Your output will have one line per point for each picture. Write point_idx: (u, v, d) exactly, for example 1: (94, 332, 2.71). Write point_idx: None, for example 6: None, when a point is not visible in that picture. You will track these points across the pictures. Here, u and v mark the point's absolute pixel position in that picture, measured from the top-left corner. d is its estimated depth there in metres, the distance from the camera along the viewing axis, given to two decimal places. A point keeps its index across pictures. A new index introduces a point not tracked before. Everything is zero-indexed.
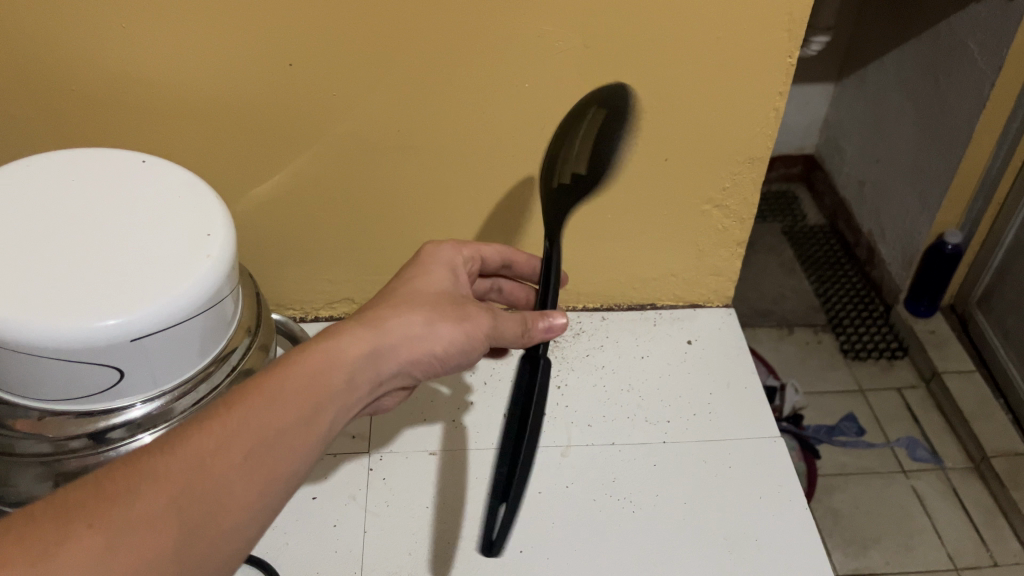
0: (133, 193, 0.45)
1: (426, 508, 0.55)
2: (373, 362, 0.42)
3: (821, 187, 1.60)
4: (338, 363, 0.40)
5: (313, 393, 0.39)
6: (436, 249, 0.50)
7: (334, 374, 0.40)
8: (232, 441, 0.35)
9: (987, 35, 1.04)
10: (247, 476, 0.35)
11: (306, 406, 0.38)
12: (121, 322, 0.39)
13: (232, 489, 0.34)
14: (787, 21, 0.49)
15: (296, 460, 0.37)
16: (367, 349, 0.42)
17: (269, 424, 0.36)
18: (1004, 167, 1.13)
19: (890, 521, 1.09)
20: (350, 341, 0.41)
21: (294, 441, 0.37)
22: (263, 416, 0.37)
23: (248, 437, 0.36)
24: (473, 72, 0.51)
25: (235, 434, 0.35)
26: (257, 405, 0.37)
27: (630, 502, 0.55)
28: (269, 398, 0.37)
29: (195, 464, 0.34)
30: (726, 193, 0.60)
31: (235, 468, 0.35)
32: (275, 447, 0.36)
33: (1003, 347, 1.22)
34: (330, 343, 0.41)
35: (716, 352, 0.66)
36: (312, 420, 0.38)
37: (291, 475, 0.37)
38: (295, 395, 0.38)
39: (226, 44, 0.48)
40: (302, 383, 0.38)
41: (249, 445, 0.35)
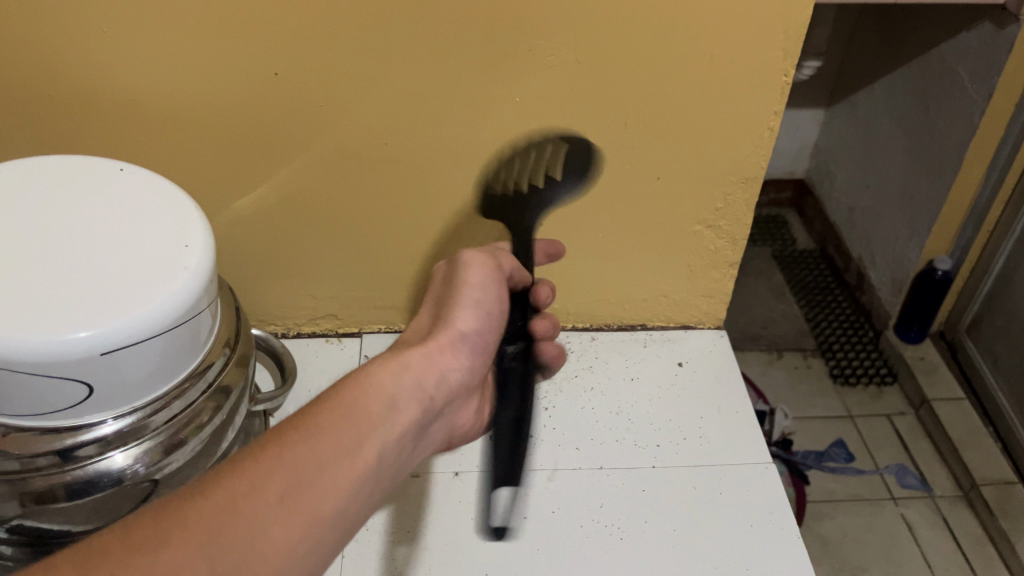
0: (108, 202, 0.44)
1: (407, 533, 0.53)
2: (406, 379, 0.43)
3: (812, 212, 1.60)
4: (369, 390, 0.41)
5: (352, 423, 0.39)
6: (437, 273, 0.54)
7: (369, 402, 0.40)
8: (267, 484, 0.35)
9: (976, 63, 1.04)
10: (286, 517, 0.34)
11: (347, 438, 0.38)
12: (91, 335, 0.38)
13: (269, 532, 0.34)
14: (782, 40, 0.49)
15: (340, 494, 0.37)
16: (395, 374, 0.43)
17: (307, 461, 0.36)
18: (994, 195, 1.13)
19: (878, 549, 1.08)
20: (378, 372, 0.42)
21: (335, 478, 0.37)
22: (308, 453, 0.37)
23: (287, 475, 0.35)
24: (463, 86, 0.50)
25: (270, 473, 0.35)
26: (294, 443, 0.37)
27: (618, 528, 0.53)
28: (303, 434, 0.37)
29: (223, 508, 0.33)
30: (718, 214, 0.59)
31: (270, 509, 0.34)
32: (315, 484, 0.36)
33: (993, 374, 1.21)
34: (360, 378, 0.41)
35: (707, 375, 0.65)
36: (354, 453, 0.38)
37: (336, 514, 0.36)
38: (335, 428, 0.38)
39: (209, 51, 0.47)
40: (336, 416, 0.39)
41: (285, 487, 0.35)
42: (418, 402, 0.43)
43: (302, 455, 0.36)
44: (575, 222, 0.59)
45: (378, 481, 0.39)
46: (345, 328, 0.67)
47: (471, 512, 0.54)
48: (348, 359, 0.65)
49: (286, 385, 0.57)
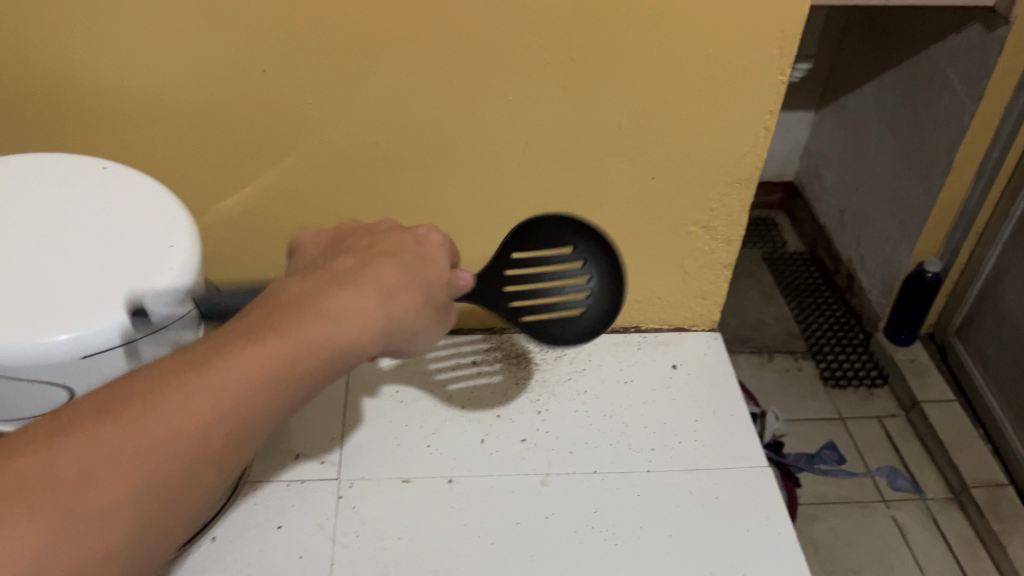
0: (90, 201, 0.43)
1: (397, 539, 0.52)
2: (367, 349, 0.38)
3: (802, 214, 1.60)
4: (339, 342, 0.36)
5: (307, 377, 0.35)
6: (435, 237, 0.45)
7: (335, 355, 0.36)
8: (217, 428, 0.32)
9: (967, 65, 1.04)
10: (215, 464, 0.33)
11: (298, 387, 0.35)
12: (70, 337, 0.37)
13: (196, 478, 0.32)
14: (778, 38, 0.48)
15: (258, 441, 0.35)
16: (372, 337, 0.38)
17: (256, 409, 0.33)
18: (983, 197, 1.13)
19: (870, 551, 1.07)
20: (361, 323, 0.37)
21: (266, 422, 0.34)
22: (251, 401, 0.33)
23: (232, 422, 0.33)
24: (454, 85, 0.49)
25: (224, 413, 0.32)
26: (253, 383, 0.33)
27: (612, 534, 0.52)
28: (265, 376, 0.34)
29: (165, 459, 0.31)
30: (713, 215, 0.58)
31: (207, 456, 0.32)
32: (251, 434, 0.34)
33: (983, 376, 1.21)
34: (340, 320, 0.37)
35: (702, 378, 0.64)
36: (290, 404, 0.35)
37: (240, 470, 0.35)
38: (292, 375, 0.35)
39: (193, 48, 0.46)
40: (303, 361, 0.35)
41: (229, 432, 0.33)
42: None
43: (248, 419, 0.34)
44: None
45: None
46: None
47: (464, 518, 0.53)
48: None
49: None
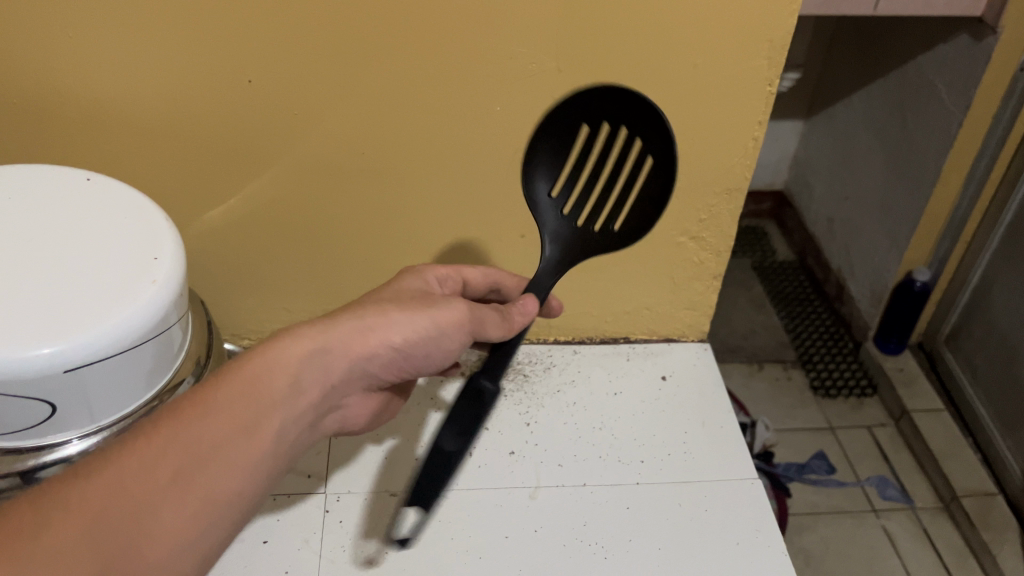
0: (75, 213, 0.42)
1: (385, 553, 0.51)
2: (318, 360, 0.39)
3: (791, 224, 1.60)
4: (277, 364, 0.38)
5: (249, 401, 0.37)
6: (406, 270, 0.49)
7: (274, 376, 0.38)
8: (160, 461, 0.34)
9: (954, 75, 1.04)
10: (175, 496, 0.33)
11: (245, 414, 0.36)
12: (53, 350, 0.36)
13: (157, 512, 0.33)
14: (767, 48, 0.48)
15: (232, 473, 0.35)
16: (310, 344, 0.39)
17: (202, 439, 0.35)
18: (971, 207, 1.13)
19: (860, 560, 1.07)
20: (296, 339, 0.39)
21: (229, 454, 0.35)
22: (200, 436, 0.35)
23: (178, 453, 0.34)
24: (442, 95, 0.49)
25: (165, 448, 0.34)
26: (193, 416, 0.35)
27: (601, 548, 0.52)
28: (201, 408, 0.36)
29: (115, 488, 0.33)
30: (702, 225, 0.58)
31: (160, 489, 0.33)
32: (207, 463, 0.35)
33: (971, 385, 1.21)
34: (276, 345, 0.38)
35: (691, 389, 0.64)
36: (250, 431, 0.36)
37: (231, 493, 0.35)
38: (234, 403, 0.36)
39: (179, 56, 0.46)
40: (239, 389, 0.37)
41: (178, 463, 0.34)
42: (321, 389, 0.40)
43: (195, 438, 0.35)
44: None
45: (276, 459, 0.38)
46: None
47: (452, 532, 0.53)
48: None
49: None
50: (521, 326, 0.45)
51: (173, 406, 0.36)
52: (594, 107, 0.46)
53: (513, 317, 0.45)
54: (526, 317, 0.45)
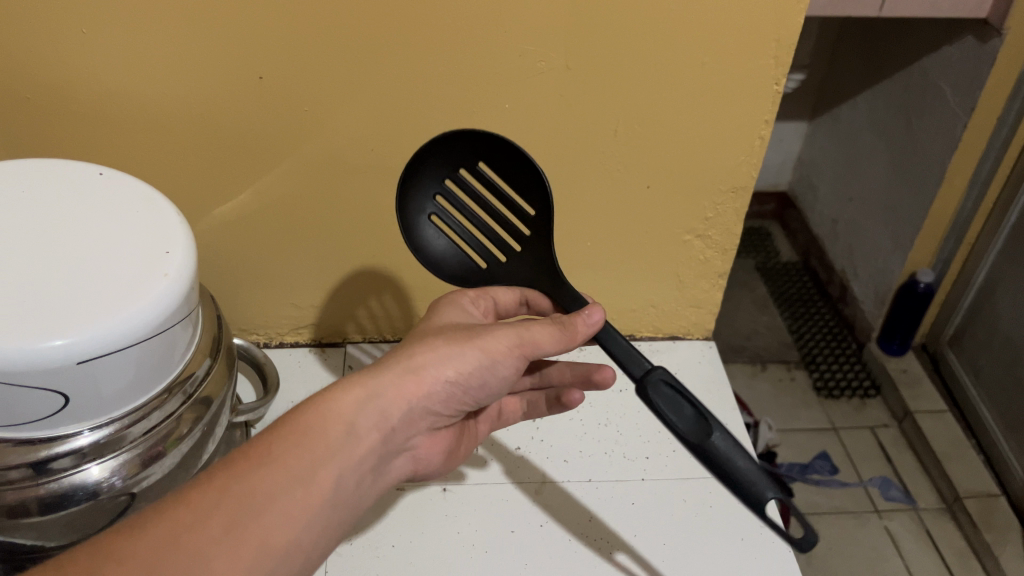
0: (88, 207, 0.43)
1: (391, 548, 0.51)
2: (372, 406, 0.39)
3: (795, 224, 1.61)
4: (328, 415, 0.38)
5: (305, 453, 0.36)
6: (438, 300, 0.47)
7: (327, 427, 0.37)
8: (211, 512, 0.33)
9: (959, 77, 1.05)
10: (230, 551, 0.32)
11: (301, 466, 0.36)
12: (65, 342, 0.36)
13: (213, 566, 0.31)
14: (774, 47, 0.48)
15: (294, 524, 0.35)
16: (358, 392, 0.39)
17: (256, 490, 0.34)
18: (976, 208, 1.13)
19: (862, 560, 1.07)
20: (343, 390, 0.39)
21: (287, 505, 0.35)
22: (252, 487, 0.34)
23: (230, 506, 0.33)
24: (451, 92, 0.49)
25: (217, 502, 0.33)
26: (244, 469, 0.35)
27: (607, 543, 0.52)
28: (255, 462, 0.35)
29: (167, 538, 0.31)
30: (708, 223, 0.59)
31: (215, 542, 0.32)
32: (261, 513, 0.34)
33: (975, 387, 1.21)
34: (324, 397, 0.38)
35: (696, 386, 0.64)
36: (309, 482, 0.36)
37: (289, 544, 0.34)
38: (289, 454, 0.36)
39: (190, 51, 0.46)
40: (291, 443, 0.36)
41: (231, 516, 0.33)
42: (379, 433, 0.40)
43: (250, 487, 0.34)
44: (565, 231, 0.58)
45: (336, 507, 0.37)
46: (328, 336, 0.66)
47: (458, 526, 0.53)
48: (331, 369, 0.64)
49: (268, 395, 0.56)
50: (583, 338, 0.44)
51: (227, 460, 0.35)
52: (453, 150, 0.47)
53: (575, 330, 0.44)
54: (589, 328, 0.44)
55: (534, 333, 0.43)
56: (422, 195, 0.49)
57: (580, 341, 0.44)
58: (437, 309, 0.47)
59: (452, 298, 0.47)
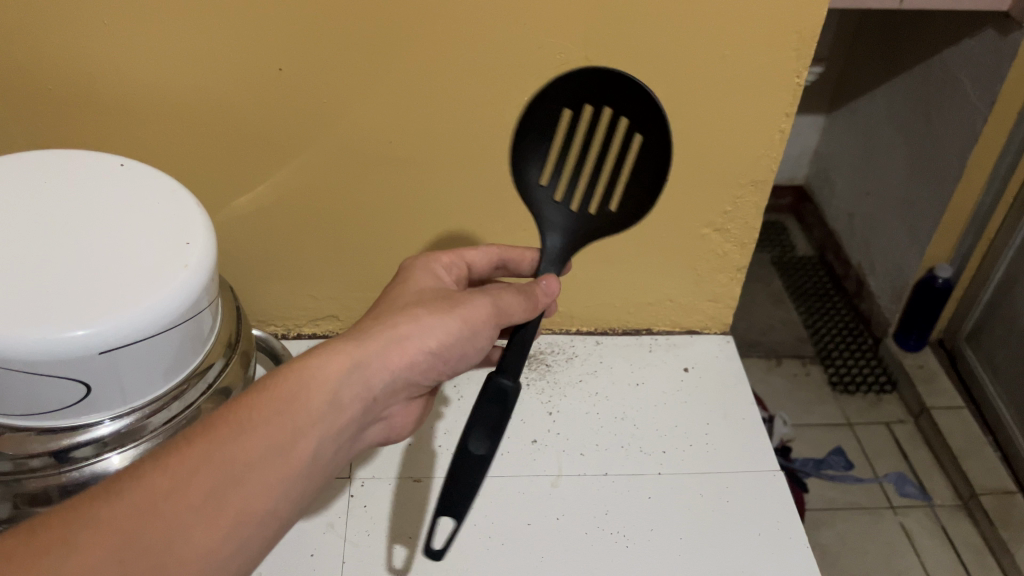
0: (110, 197, 0.43)
1: (408, 539, 0.52)
2: (356, 374, 0.39)
3: (812, 219, 1.60)
4: (312, 384, 0.38)
5: (284, 421, 0.36)
6: (412, 262, 0.48)
7: (310, 397, 0.37)
8: (190, 482, 0.33)
9: (980, 70, 1.03)
10: (206, 520, 0.33)
11: (280, 435, 0.36)
12: (88, 332, 0.37)
13: (188, 534, 0.32)
14: (796, 40, 0.48)
15: (271, 494, 0.35)
16: (344, 361, 0.39)
17: (237, 459, 0.35)
18: (995, 203, 1.12)
19: (878, 557, 1.07)
20: (328, 357, 0.39)
21: (267, 475, 0.35)
22: (227, 453, 0.35)
23: (208, 475, 0.34)
24: (469, 84, 0.49)
25: (194, 469, 0.34)
26: (225, 436, 0.35)
27: (622, 536, 0.52)
28: (236, 430, 0.35)
29: (147, 504, 0.32)
30: (727, 217, 0.58)
31: (192, 510, 0.33)
32: (241, 483, 0.34)
33: (993, 383, 1.20)
34: (307, 364, 0.38)
35: (714, 381, 0.64)
36: (287, 450, 0.36)
37: (264, 514, 0.35)
38: (269, 423, 0.36)
39: (210, 43, 0.46)
40: (271, 410, 0.36)
41: (210, 485, 0.33)
42: (361, 402, 0.40)
43: (228, 455, 0.35)
44: None
45: (313, 477, 0.37)
46: (345, 329, 0.66)
47: (474, 519, 0.53)
48: None
49: None
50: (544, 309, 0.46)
51: (210, 424, 0.36)
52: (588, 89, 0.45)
53: (540, 304, 0.45)
54: (549, 299, 0.46)
55: (508, 301, 0.44)
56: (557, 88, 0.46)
57: (540, 311, 0.46)
58: (411, 275, 0.47)
59: (423, 263, 0.48)
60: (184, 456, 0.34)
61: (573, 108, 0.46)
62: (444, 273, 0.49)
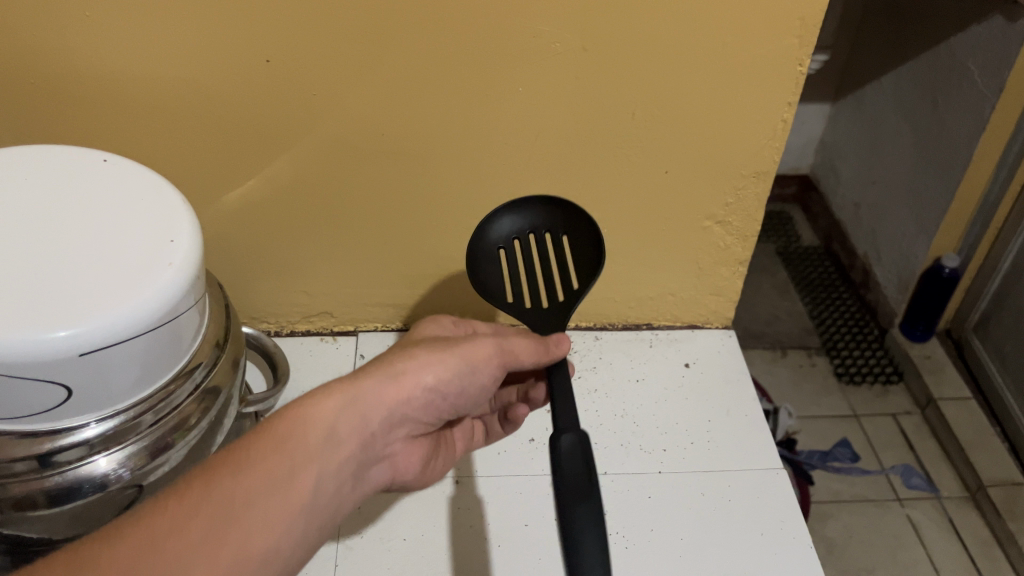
0: (92, 194, 0.42)
1: (403, 541, 0.51)
2: (352, 411, 0.40)
3: (817, 208, 1.58)
4: (308, 422, 0.39)
5: (282, 458, 0.37)
6: (423, 319, 0.52)
7: (308, 433, 0.38)
8: (191, 519, 0.33)
9: (988, 56, 1.02)
10: (208, 555, 0.33)
11: (279, 470, 0.37)
12: (70, 334, 0.36)
13: (190, 569, 0.32)
14: (799, 27, 0.46)
15: (272, 530, 0.35)
16: (340, 398, 0.40)
17: (237, 496, 0.35)
18: (1003, 191, 1.10)
19: (884, 550, 1.06)
20: (323, 395, 0.40)
21: (267, 510, 0.35)
22: (227, 489, 0.35)
23: (210, 511, 0.34)
24: (463, 75, 0.48)
25: (196, 509, 0.34)
26: (225, 475, 0.35)
27: (622, 537, 0.51)
28: (236, 469, 0.36)
29: (147, 545, 0.32)
30: (728, 209, 0.57)
31: (194, 545, 0.33)
32: (242, 518, 0.34)
33: (1000, 373, 1.19)
34: (303, 402, 0.39)
35: (715, 377, 0.63)
36: (287, 485, 0.37)
37: (264, 550, 0.35)
38: (268, 460, 0.37)
39: (195, 35, 0.45)
40: (270, 448, 0.37)
41: (210, 521, 0.34)
42: (359, 439, 0.41)
43: (227, 493, 0.35)
44: None
45: (316, 514, 0.38)
46: (340, 325, 0.65)
47: (471, 520, 0.52)
48: (343, 358, 0.63)
49: (279, 384, 0.54)
50: (556, 359, 0.46)
51: (208, 467, 0.36)
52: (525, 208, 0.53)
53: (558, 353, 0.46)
54: (561, 351, 0.46)
55: (514, 346, 0.45)
56: (494, 237, 0.53)
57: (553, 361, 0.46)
58: (416, 329, 0.51)
59: (430, 325, 0.51)
60: (186, 496, 0.34)
61: (520, 237, 0.53)
62: (450, 331, 0.51)
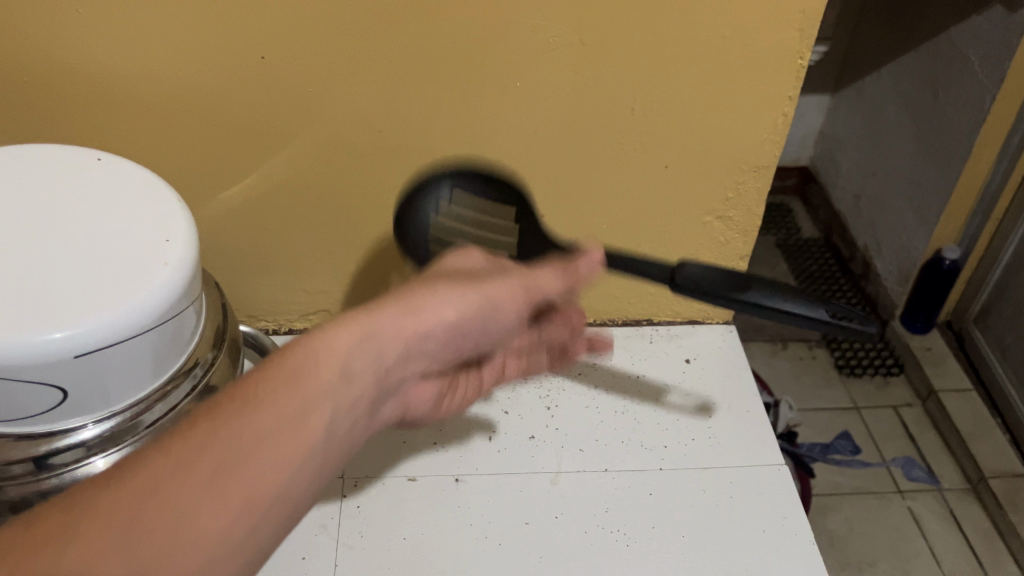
0: (87, 194, 0.41)
1: (403, 540, 0.50)
2: (368, 343, 0.36)
3: (817, 200, 1.57)
4: (320, 355, 0.35)
5: (294, 394, 0.33)
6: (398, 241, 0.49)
7: (321, 367, 0.34)
8: (195, 459, 0.30)
9: (988, 47, 1.01)
10: (216, 499, 0.29)
11: (290, 405, 0.33)
12: (65, 336, 0.35)
13: (195, 515, 0.29)
14: (799, 20, 0.46)
15: (285, 472, 0.31)
16: (355, 329, 0.36)
17: (245, 434, 0.31)
18: (1004, 183, 1.10)
19: (886, 543, 1.06)
20: (336, 330, 0.36)
21: (280, 448, 0.32)
22: (234, 427, 0.31)
23: (215, 451, 0.30)
24: (460, 70, 0.47)
25: (200, 449, 0.30)
26: (231, 412, 0.32)
27: (623, 534, 0.51)
28: (242, 405, 0.32)
29: (147, 487, 0.29)
30: (729, 204, 0.57)
31: (199, 489, 0.29)
32: (251, 459, 0.31)
33: (1001, 365, 1.19)
34: (315, 336, 0.35)
35: (716, 372, 0.62)
36: (300, 425, 0.33)
37: (275, 493, 0.31)
38: (277, 395, 0.33)
39: (189, 31, 0.45)
40: (278, 382, 0.33)
41: (217, 462, 0.30)
42: (374, 374, 0.37)
43: (238, 430, 0.31)
44: (581, 214, 0.56)
45: (330, 455, 0.34)
46: None
47: (471, 518, 0.52)
48: None
49: None
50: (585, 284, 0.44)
51: (213, 404, 0.32)
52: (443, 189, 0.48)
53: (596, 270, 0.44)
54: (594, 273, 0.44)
55: (540, 280, 0.43)
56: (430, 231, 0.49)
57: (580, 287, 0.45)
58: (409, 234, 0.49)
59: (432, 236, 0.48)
60: (189, 435, 0.31)
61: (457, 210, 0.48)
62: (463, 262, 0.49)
